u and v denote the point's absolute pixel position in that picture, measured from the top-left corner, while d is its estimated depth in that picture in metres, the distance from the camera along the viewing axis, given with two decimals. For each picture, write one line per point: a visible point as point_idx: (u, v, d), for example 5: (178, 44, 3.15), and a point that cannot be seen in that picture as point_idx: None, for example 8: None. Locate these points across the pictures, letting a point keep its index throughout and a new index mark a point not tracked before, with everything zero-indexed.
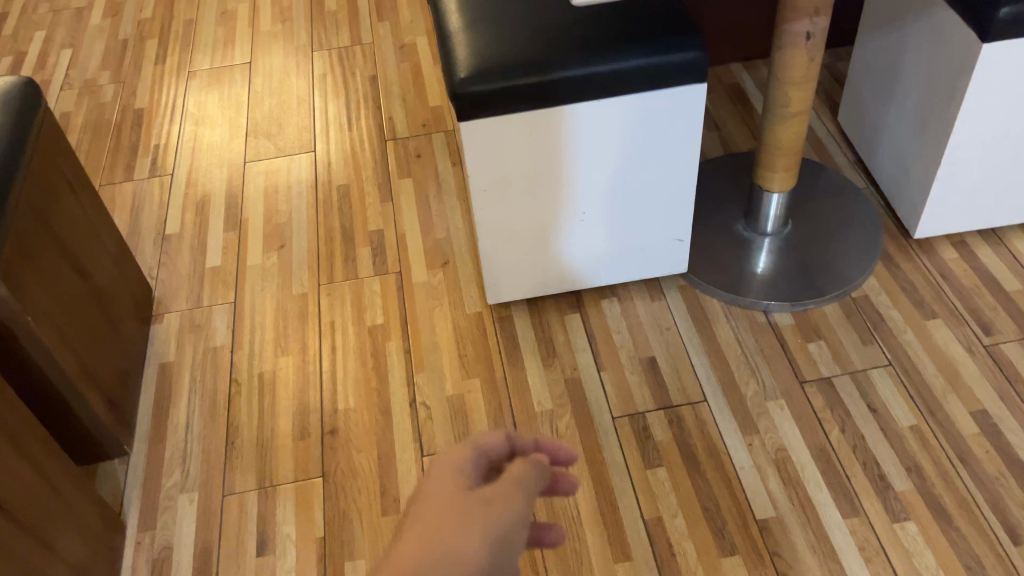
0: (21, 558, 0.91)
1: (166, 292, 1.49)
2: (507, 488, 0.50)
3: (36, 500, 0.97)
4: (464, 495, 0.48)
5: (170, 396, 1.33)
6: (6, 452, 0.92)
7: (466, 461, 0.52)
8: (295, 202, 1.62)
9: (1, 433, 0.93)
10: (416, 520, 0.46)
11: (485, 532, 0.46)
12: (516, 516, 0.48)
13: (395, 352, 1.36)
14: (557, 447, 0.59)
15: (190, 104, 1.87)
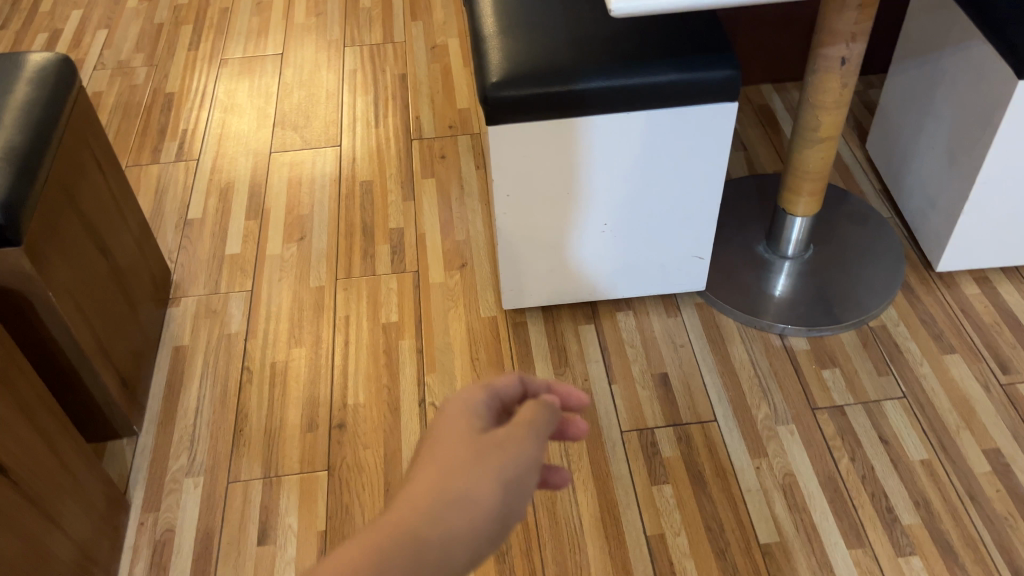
0: (27, 529, 0.92)
1: (185, 276, 1.50)
2: (518, 427, 0.50)
3: (46, 472, 0.98)
4: (473, 437, 0.49)
5: (182, 379, 1.34)
6: (19, 424, 0.94)
7: (477, 403, 0.53)
8: (318, 195, 1.63)
9: (14, 403, 0.94)
10: (423, 466, 0.48)
11: (493, 476, 0.47)
12: (525, 456, 0.49)
13: (408, 351, 1.36)
14: (569, 392, 0.58)
15: (220, 91, 1.88)
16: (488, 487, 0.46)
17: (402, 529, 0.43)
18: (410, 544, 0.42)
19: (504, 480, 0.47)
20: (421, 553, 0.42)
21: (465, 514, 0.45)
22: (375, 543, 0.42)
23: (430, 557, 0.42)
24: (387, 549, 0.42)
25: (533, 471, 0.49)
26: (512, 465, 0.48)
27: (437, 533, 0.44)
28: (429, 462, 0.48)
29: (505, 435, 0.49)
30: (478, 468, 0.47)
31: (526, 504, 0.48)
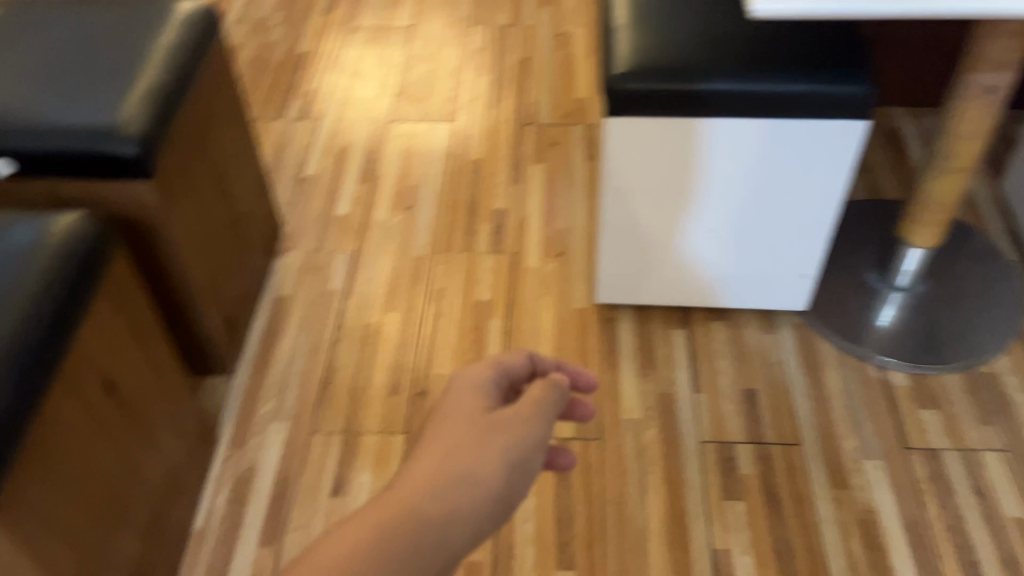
0: (126, 445, 0.98)
1: (294, 230, 1.55)
2: (526, 410, 0.54)
3: (149, 395, 1.04)
4: (480, 415, 0.53)
5: (280, 328, 1.39)
6: (130, 346, 1.00)
7: (485, 380, 0.57)
8: (429, 168, 1.66)
9: (128, 325, 1.00)
10: (431, 438, 0.51)
11: (500, 455, 0.51)
12: (530, 438, 0.53)
13: (496, 330, 1.37)
14: (579, 372, 0.62)
15: (348, 56, 1.94)
16: (494, 465, 0.50)
17: (410, 501, 0.47)
18: (418, 513, 0.46)
19: (510, 460, 0.51)
20: (429, 523, 0.46)
21: (474, 487, 0.49)
22: (385, 513, 0.46)
23: (437, 525, 0.46)
24: (395, 516, 0.46)
25: (537, 452, 0.54)
26: (517, 446, 0.52)
27: (445, 505, 0.48)
28: (437, 436, 0.52)
29: (511, 417, 0.54)
30: (485, 446, 0.51)
31: (529, 482, 0.52)
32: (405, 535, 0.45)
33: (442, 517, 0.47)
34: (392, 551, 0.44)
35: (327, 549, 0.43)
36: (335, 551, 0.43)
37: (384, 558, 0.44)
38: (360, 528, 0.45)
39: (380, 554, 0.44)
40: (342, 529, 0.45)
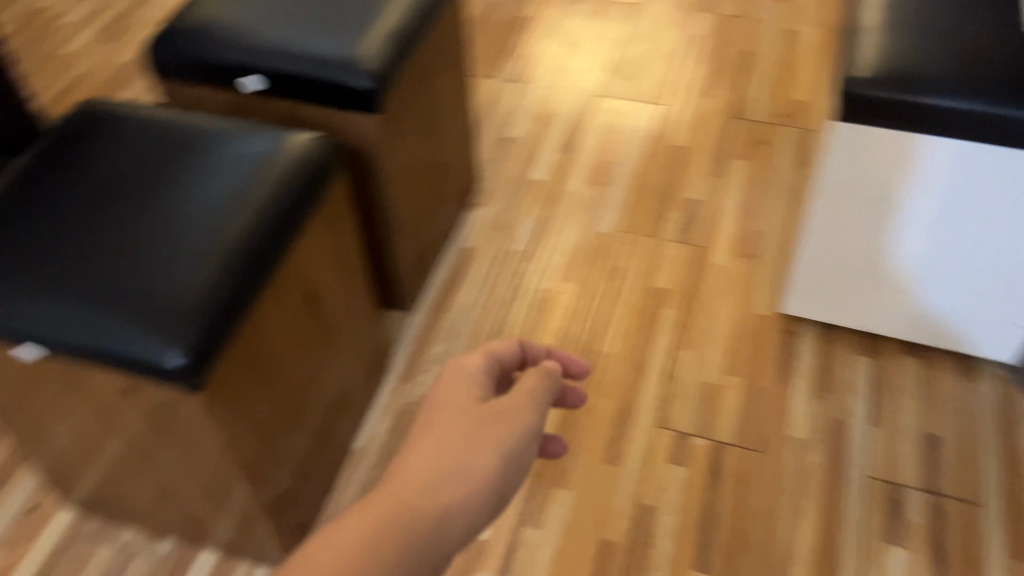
0: (313, 356, 1.05)
1: (489, 187, 1.59)
2: (519, 399, 0.69)
3: (340, 317, 1.10)
4: (475, 402, 0.68)
5: (461, 278, 1.44)
6: (329, 267, 1.05)
7: (481, 371, 0.71)
8: (629, 148, 1.64)
9: (332, 249, 1.05)
10: (431, 426, 0.66)
11: (500, 437, 0.66)
12: (525, 426, 0.68)
13: (670, 320, 1.35)
14: (568, 358, 0.78)
15: (568, 26, 1.95)
16: (490, 447, 0.65)
17: (420, 477, 0.61)
18: (426, 487, 0.61)
19: (504, 443, 0.66)
20: (437, 492, 0.61)
21: (473, 465, 0.63)
22: (402, 487, 0.60)
23: (444, 495, 0.61)
24: (408, 490, 0.60)
25: (530, 437, 0.68)
26: (511, 429, 0.67)
27: (453, 478, 0.62)
28: (437, 423, 0.66)
29: (506, 406, 0.68)
30: (484, 430, 0.66)
31: (523, 461, 0.67)
32: (416, 505, 0.59)
33: (450, 489, 0.61)
34: (407, 515, 0.58)
35: (358, 514, 0.57)
36: (366, 516, 0.57)
37: (402, 523, 0.57)
38: (383, 499, 0.59)
39: (400, 517, 0.58)
40: (369, 499, 0.59)
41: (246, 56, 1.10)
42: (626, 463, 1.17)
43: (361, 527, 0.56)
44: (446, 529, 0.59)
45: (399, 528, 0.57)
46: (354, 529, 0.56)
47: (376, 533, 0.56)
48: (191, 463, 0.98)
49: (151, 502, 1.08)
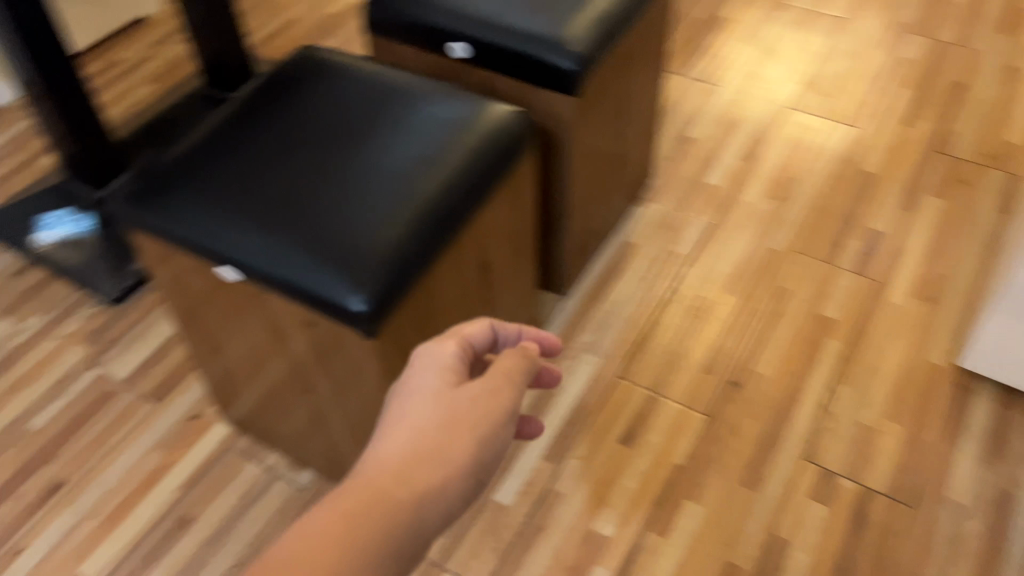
0: None
1: (662, 185, 1.56)
2: (492, 384, 0.62)
3: (505, 303, 1.14)
4: (444, 393, 0.61)
5: (620, 271, 1.42)
6: (506, 260, 1.09)
7: (452, 355, 0.63)
8: (815, 167, 1.57)
9: (511, 243, 1.09)
10: (394, 425, 0.59)
11: (471, 431, 0.59)
12: (497, 413, 0.61)
13: (833, 352, 1.28)
14: (543, 336, 0.69)
15: (768, 32, 1.88)
16: (459, 444, 0.58)
17: (382, 485, 0.55)
18: (390, 492, 0.54)
19: (477, 437, 0.59)
20: (402, 499, 0.54)
21: (440, 468, 0.57)
22: (362, 497, 0.53)
23: (409, 501, 0.54)
24: (367, 501, 0.53)
25: (508, 424, 0.61)
26: (484, 420, 0.60)
27: (422, 482, 0.56)
28: (401, 422, 0.59)
29: (480, 391, 0.61)
30: (455, 425, 0.59)
31: (498, 454, 0.60)
32: (372, 515, 0.53)
33: (417, 494, 0.55)
34: (365, 523, 0.52)
35: (307, 531, 0.51)
36: (316, 531, 0.51)
37: (359, 538, 0.51)
38: (335, 512, 0.52)
39: (356, 531, 0.51)
40: (319, 512, 0.52)
41: (460, 25, 1.12)
42: (766, 490, 1.13)
43: (310, 548, 0.50)
44: (410, 539, 0.54)
45: (358, 543, 0.51)
46: (301, 549, 0.50)
47: (324, 551, 0.50)
48: (347, 406, 1.02)
49: (301, 433, 1.13)
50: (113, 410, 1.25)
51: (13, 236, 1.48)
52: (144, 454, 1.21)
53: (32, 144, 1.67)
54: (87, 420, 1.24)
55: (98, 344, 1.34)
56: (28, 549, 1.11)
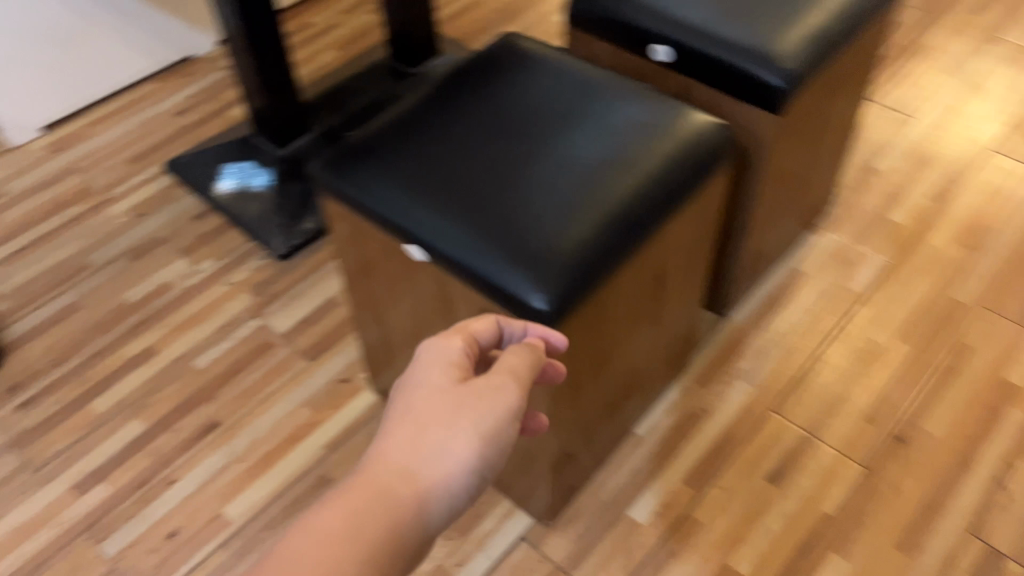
0: (635, 348, 1.07)
1: (840, 215, 1.48)
2: (493, 379, 0.63)
3: (668, 323, 1.11)
4: (446, 389, 0.62)
5: (785, 300, 1.36)
6: (678, 284, 1.06)
7: (455, 353, 0.65)
8: (1013, 217, 1.45)
9: (686, 269, 1.06)
10: (399, 420, 0.61)
11: (472, 424, 0.60)
12: (499, 407, 0.62)
13: (1014, 422, 1.18)
14: (549, 333, 0.71)
15: (975, 66, 1.75)
16: (463, 439, 0.59)
17: (386, 482, 0.56)
18: (389, 487, 0.56)
19: (480, 433, 0.60)
20: (405, 495, 0.56)
21: (444, 463, 0.58)
22: (367, 494, 0.55)
23: (413, 497, 0.56)
24: (370, 497, 0.55)
25: (512, 417, 0.62)
26: (490, 415, 0.61)
27: (427, 480, 0.57)
28: (404, 418, 0.61)
29: (483, 387, 0.62)
30: (458, 420, 0.60)
31: (504, 450, 0.62)
32: (374, 512, 0.54)
33: (421, 491, 0.57)
34: (361, 518, 0.53)
35: (312, 528, 0.52)
36: (320, 528, 0.52)
37: (357, 533, 0.53)
38: (340, 509, 0.54)
39: (358, 529, 0.53)
40: (324, 508, 0.54)
41: (668, 27, 1.09)
42: (923, 558, 1.05)
43: (315, 546, 0.51)
44: (414, 535, 0.55)
45: (355, 538, 0.52)
46: (307, 546, 0.51)
47: (327, 548, 0.51)
48: None
49: None
50: (270, 362, 1.30)
51: (198, 181, 1.56)
52: (294, 408, 1.25)
53: (224, 95, 1.76)
54: (245, 367, 1.30)
55: (263, 296, 1.39)
56: (181, 481, 1.17)
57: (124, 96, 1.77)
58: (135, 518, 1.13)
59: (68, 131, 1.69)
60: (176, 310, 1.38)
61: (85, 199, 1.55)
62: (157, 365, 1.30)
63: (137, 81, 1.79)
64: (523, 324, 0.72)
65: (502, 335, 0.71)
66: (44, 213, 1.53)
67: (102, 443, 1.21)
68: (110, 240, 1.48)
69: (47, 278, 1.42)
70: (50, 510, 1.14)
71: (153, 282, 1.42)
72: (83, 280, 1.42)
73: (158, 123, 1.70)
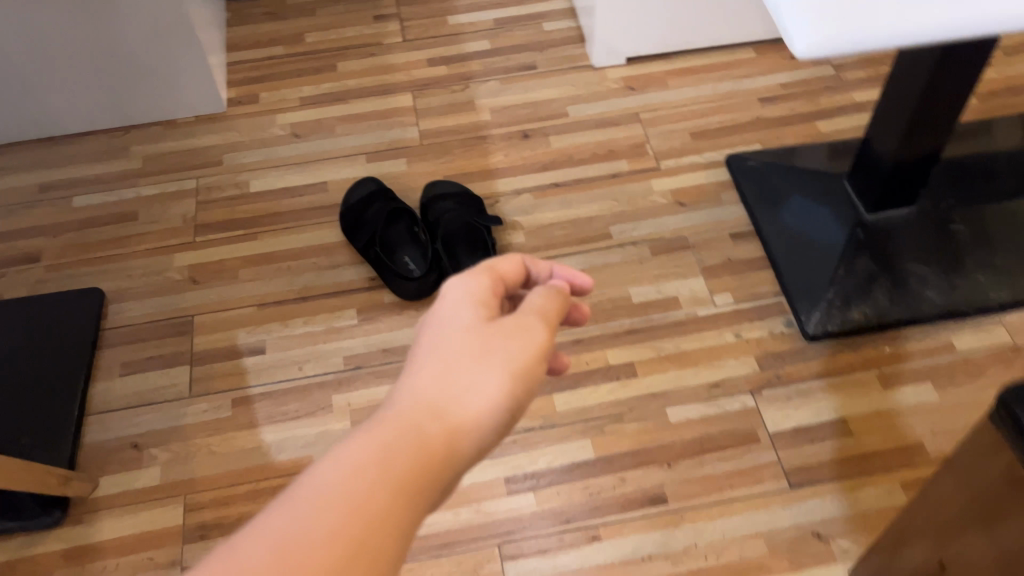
0: None
1: None
2: (525, 316, 0.57)
3: None
4: (475, 327, 0.56)
5: None
6: None
7: (482, 287, 0.59)
8: None
9: None
10: (423, 360, 0.54)
11: (501, 363, 0.54)
12: (530, 341, 0.55)
13: None
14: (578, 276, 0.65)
15: None
16: (493, 378, 0.53)
17: (410, 423, 0.49)
18: (413, 425, 0.49)
19: (510, 371, 0.54)
20: (430, 436, 0.49)
21: (472, 407, 0.52)
22: (392, 434, 0.48)
23: (438, 437, 0.49)
24: (393, 437, 0.48)
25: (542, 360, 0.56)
26: (520, 353, 0.55)
27: (454, 425, 0.51)
28: (433, 358, 0.54)
29: (514, 324, 0.56)
30: (490, 361, 0.53)
31: (534, 392, 0.55)
32: (401, 445, 0.48)
33: (447, 432, 0.50)
34: (384, 451, 0.47)
35: (336, 464, 0.45)
36: (344, 466, 0.45)
37: (385, 467, 0.46)
38: (366, 448, 0.47)
39: (384, 468, 0.46)
40: (349, 445, 0.47)
41: None
42: None
43: (338, 484, 0.44)
44: (441, 480, 0.48)
45: (383, 473, 0.46)
46: (331, 484, 0.44)
47: (349, 486, 0.44)
48: None
49: None
50: (747, 461, 1.09)
51: (765, 197, 1.34)
52: (751, 534, 1.03)
53: (819, 99, 1.50)
54: (717, 448, 1.10)
55: (770, 372, 1.17)
56: (603, 543, 1.03)
57: (716, 56, 1.58)
58: (546, 555, 1.02)
59: (648, 73, 1.56)
60: (674, 337, 1.21)
61: (635, 159, 1.43)
62: (632, 390, 1.16)
63: (736, 43, 1.59)
64: (551, 265, 0.67)
65: (530, 275, 0.65)
66: (592, 156, 1.44)
67: (550, 447, 1.11)
68: (641, 219, 1.35)
69: (568, 231, 1.34)
70: (479, 490, 1.08)
71: (663, 290, 1.26)
72: (601, 251, 1.31)
73: (736, 103, 1.50)
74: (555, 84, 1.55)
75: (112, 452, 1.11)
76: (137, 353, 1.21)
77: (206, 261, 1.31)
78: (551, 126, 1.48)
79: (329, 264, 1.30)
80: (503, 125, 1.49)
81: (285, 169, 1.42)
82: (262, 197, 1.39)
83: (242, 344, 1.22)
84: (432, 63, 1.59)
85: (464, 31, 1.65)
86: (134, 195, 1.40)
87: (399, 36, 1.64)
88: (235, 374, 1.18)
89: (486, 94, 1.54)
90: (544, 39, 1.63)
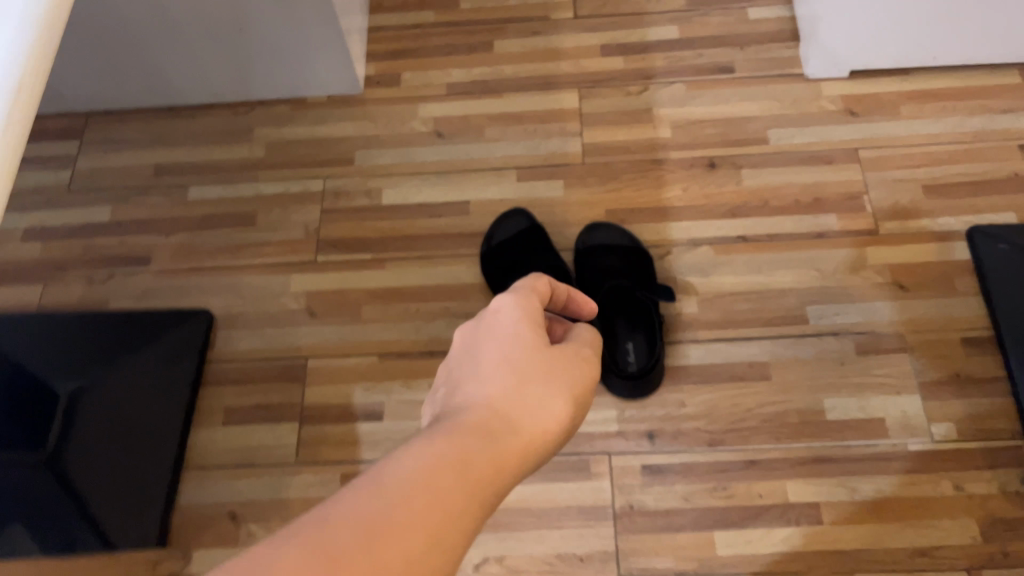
0: None
1: None
2: (573, 348, 0.57)
3: None
4: (536, 345, 0.54)
5: None
6: None
7: (536, 307, 0.58)
8: None
9: None
10: (488, 372, 0.52)
11: (557, 385, 0.53)
12: (579, 370, 0.55)
13: None
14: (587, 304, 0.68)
15: None
16: (557, 399, 0.51)
17: (484, 426, 0.47)
18: (488, 429, 0.46)
19: (568, 395, 0.53)
20: (505, 439, 0.46)
21: (539, 423, 0.50)
22: (469, 436, 0.45)
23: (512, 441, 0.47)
24: (472, 438, 0.45)
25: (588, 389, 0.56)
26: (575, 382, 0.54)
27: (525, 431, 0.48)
28: (496, 374, 0.52)
29: (566, 353, 0.56)
30: (551, 384, 0.52)
31: (580, 419, 0.54)
32: (483, 447, 0.44)
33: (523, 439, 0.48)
34: (466, 450, 0.43)
35: (417, 457, 0.41)
36: (426, 461, 0.41)
37: (472, 467, 0.42)
38: (447, 444, 0.43)
39: (468, 468, 0.42)
40: (428, 440, 0.43)
41: None
42: None
43: (428, 471, 0.40)
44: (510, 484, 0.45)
45: (470, 471, 0.42)
46: (414, 479, 0.39)
47: (437, 479, 0.40)
48: None
49: None
50: None
51: (1013, 299, 1.04)
52: None
53: None
54: None
55: (993, 546, 0.93)
56: None
57: (970, 76, 1.24)
58: None
59: (877, 92, 1.24)
60: (875, 476, 0.97)
61: (848, 215, 1.15)
62: (813, 543, 0.94)
63: (999, 62, 1.24)
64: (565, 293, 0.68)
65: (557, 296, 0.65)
66: (793, 204, 1.16)
67: None
68: (847, 302, 1.08)
69: (754, 306, 1.09)
70: None
71: (867, 407, 1.02)
72: (792, 340, 1.06)
73: (989, 149, 1.18)
74: (757, 96, 1.26)
75: (208, 521, 1.00)
76: (245, 398, 1.08)
77: (326, 290, 1.14)
78: (745, 155, 1.21)
79: (465, 314, 1.11)
80: (686, 148, 1.22)
81: (422, 180, 1.22)
82: (395, 213, 1.20)
83: (357, 404, 1.06)
84: (607, 52, 1.32)
85: (649, 10, 1.36)
86: (254, 193, 1.23)
87: (571, 10, 1.37)
88: (346, 442, 1.04)
89: (669, 102, 1.26)
90: (748, 31, 1.32)
